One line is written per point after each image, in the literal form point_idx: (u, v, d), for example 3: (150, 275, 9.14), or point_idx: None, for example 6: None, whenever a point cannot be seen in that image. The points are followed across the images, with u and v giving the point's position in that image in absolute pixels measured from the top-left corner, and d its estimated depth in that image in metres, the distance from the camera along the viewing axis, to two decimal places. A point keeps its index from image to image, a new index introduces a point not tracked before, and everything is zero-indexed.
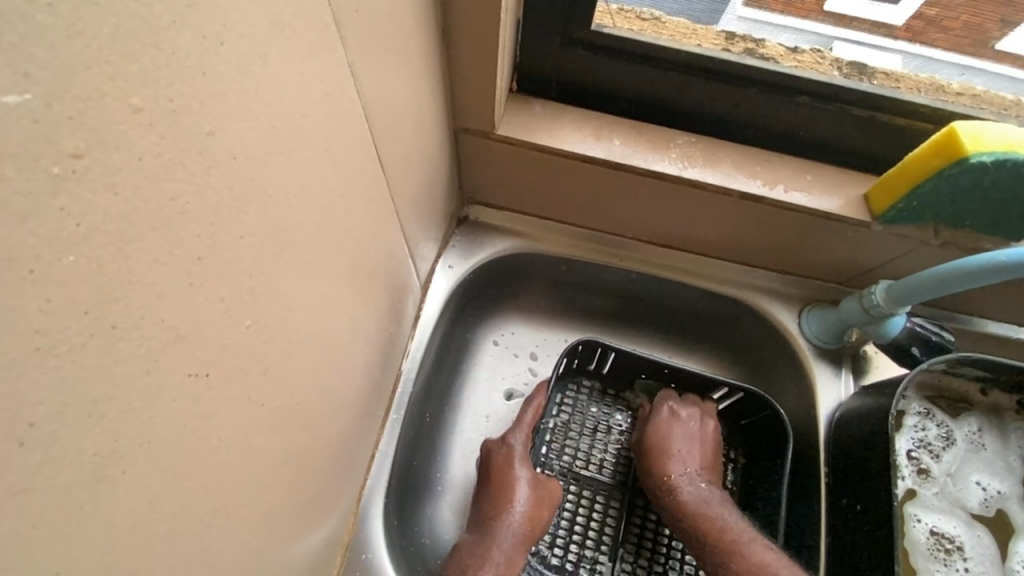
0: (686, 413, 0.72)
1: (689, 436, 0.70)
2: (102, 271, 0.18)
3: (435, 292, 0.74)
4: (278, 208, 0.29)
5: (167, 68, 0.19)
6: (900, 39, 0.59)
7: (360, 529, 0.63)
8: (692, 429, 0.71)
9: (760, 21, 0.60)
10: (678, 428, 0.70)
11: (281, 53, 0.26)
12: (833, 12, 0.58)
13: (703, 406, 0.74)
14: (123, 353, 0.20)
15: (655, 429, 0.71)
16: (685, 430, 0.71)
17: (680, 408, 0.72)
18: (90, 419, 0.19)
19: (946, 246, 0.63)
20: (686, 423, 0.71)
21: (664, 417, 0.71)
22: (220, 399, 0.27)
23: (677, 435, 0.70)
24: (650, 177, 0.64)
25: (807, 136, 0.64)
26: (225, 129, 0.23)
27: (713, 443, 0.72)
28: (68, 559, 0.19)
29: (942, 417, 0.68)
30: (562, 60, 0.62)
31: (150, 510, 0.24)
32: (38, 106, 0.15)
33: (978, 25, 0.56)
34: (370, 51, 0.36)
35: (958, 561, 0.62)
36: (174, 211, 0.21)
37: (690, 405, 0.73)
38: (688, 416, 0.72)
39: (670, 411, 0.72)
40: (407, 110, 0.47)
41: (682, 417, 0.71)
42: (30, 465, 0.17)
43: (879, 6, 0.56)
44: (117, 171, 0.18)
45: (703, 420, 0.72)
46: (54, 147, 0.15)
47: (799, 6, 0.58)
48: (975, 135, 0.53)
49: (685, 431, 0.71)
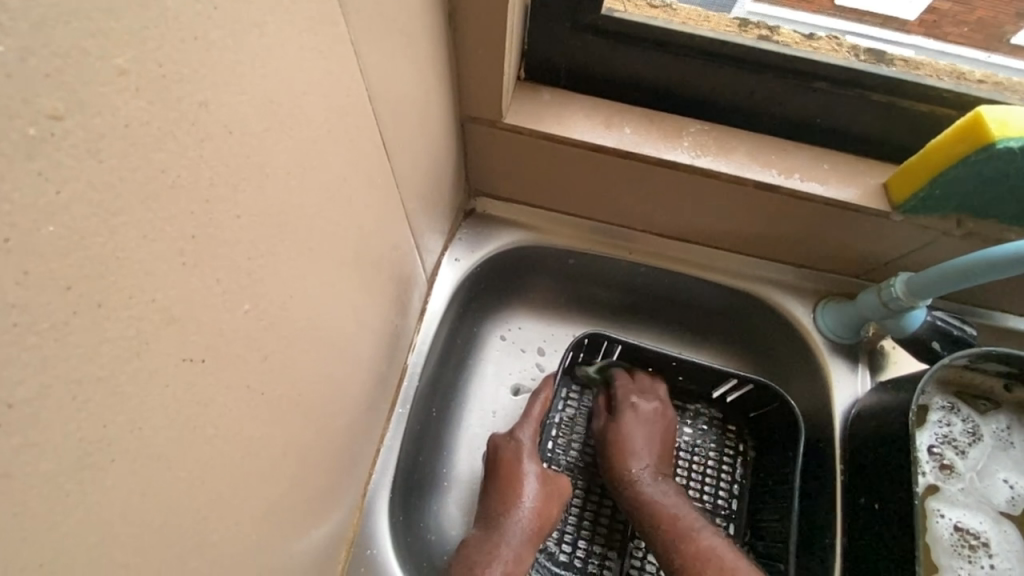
0: (644, 405, 0.70)
1: (648, 429, 0.69)
2: (85, 244, 0.17)
3: (442, 284, 0.72)
4: (277, 189, 0.28)
5: (155, 29, 0.18)
6: (915, 34, 0.58)
7: (365, 524, 0.62)
8: (652, 421, 0.69)
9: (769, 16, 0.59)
10: (640, 422, 0.69)
11: (279, 24, 0.24)
12: (844, 6, 0.58)
13: (659, 393, 0.72)
14: (110, 333, 0.19)
15: (619, 425, 0.68)
16: (647, 423, 0.69)
17: (641, 401, 0.70)
18: (75, 403, 0.18)
19: (968, 237, 0.61)
20: (646, 417, 0.69)
21: (628, 412, 0.69)
22: (217, 385, 0.26)
23: (638, 429, 0.68)
24: (662, 167, 0.63)
25: (823, 124, 0.62)
26: (219, 100, 0.22)
27: (668, 431, 0.70)
28: (54, 551, 0.18)
29: (968, 412, 0.66)
30: (570, 46, 0.60)
31: (143, 500, 0.23)
32: (11, 60, 0.14)
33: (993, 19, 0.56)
34: (373, 30, 0.35)
35: (982, 558, 0.61)
36: (165, 184, 0.20)
37: (651, 397, 0.71)
38: (647, 407, 0.70)
39: (631, 406, 0.69)
40: (413, 95, 0.46)
41: (643, 411, 0.69)
42: (9, 450, 0.16)
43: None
44: (100, 137, 0.17)
45: (661, 409, 0.71)
46: (28, 106, 0.14)
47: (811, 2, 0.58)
48: (1002, 120, 0.51)
49: (645, 424, 0.69)
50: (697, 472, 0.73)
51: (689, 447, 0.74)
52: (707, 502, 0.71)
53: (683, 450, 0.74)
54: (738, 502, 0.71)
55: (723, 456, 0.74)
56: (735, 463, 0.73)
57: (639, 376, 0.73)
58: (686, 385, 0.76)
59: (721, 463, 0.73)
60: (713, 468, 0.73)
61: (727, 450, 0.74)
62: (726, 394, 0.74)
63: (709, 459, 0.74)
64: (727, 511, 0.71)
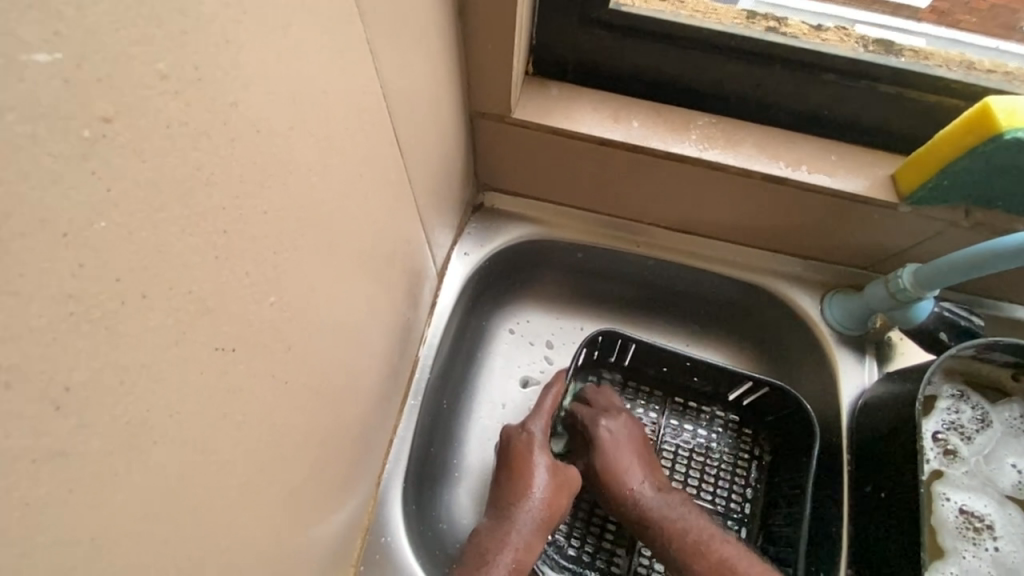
0: (617, 426, 0.68)
1: (629, 446, 0.67)
2: (132, 238, 0.18)
3: (452, 278, 0.74)
4: (299, 185, 0.29)
5: (192, 35, 0.19)
6: (924, 22, 0.58)
7: (379, 512, 0.64)
8: (628, 440, 0.68)
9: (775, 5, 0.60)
10: (621, 444, 0.67)
11: (301, 25, 0.25)
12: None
13: (626, 412, 0.71)
14: (152, 322, 0.20)
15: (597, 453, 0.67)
16: (626, 441, 0.68)
17: (610, 423, 0.68)
18: (122, 387, 0.19)
19: (976, 228, 0.62)
20: (621, 437, 0.68)
21: (607, 437, 0.67)
22: (246, 373, 0.27)
23: (619, 450, 0.67)
24: (670, 160, 0.63)
25: (831, 115, 0.63)
26: (248, 100, 0.23)
27: (647, 441, 0.70)
28: (102, 526, 0.20)
29: (977, 399, 0.66)
30: (578, 40, 0.61)
31: (181, 480, 0.24)
32: (68, 66, 0.15)
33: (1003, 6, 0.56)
34: (388, 28, 0.36)
35: (987, 540, 0.62)
36: (200, 181, 0.21)
37: (618, 416, 0.69)
38: (620, 428, 0.68)
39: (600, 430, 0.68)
40: (424, 92, 0.46)
41: (619, 432, 0.68)
42: (65, 429, 0.17)
43: None
44: (145, 137, 0.18)
45: (632, 426, 0.69)
46: (83, 110, 0.15)
47: None
48: (1010, 110, 0.52)
49: (622, 445, 0.67)
50: (711, 476, 0.73)
51: (703, 450, 0.74)
52: (720, 505, 0.72)
53: (698, 454, 0.74)
54: (751, 505, 0.72)
55: (737, 461, 0.74)
56: (750, 467, 0.74)
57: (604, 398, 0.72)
58: (700, 387, 0.76)
59: (736, 466, 0.74)
60: (728, 472, 0.73)
61: (743, 453, 0.74)
62: (742, 398, 0.75)
63: (723, 462, 0.74)
64: (740, 514, 0.71)
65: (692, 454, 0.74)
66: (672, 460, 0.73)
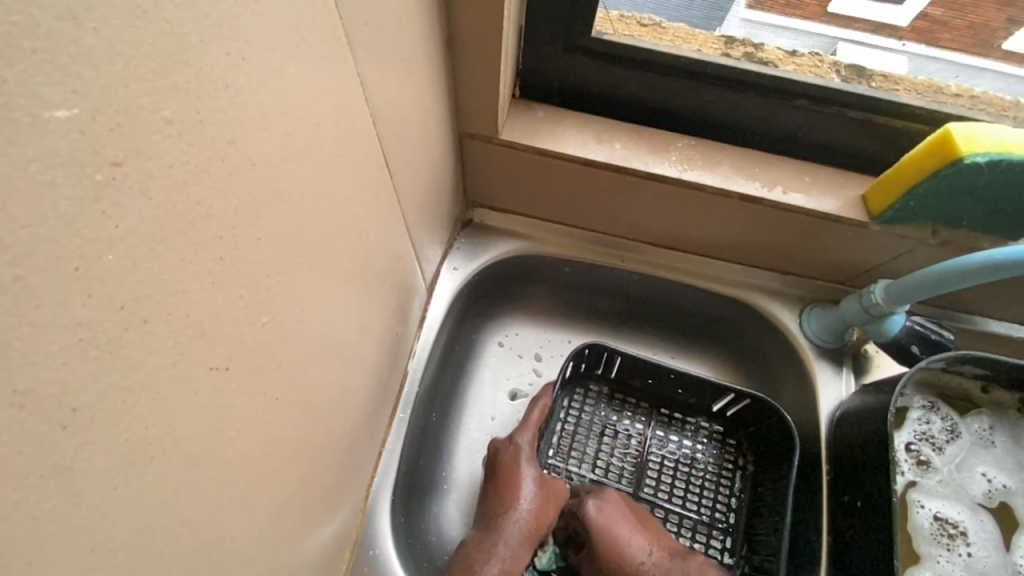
0: (608, 506, 0.66)
1: (624, 520, 0.66)
2: (136, 268, 0.20)
3: (441, 293, 0.75)
4: (292, 212, 0.30)
5: (195, 83, 0.21)
6: (902, 40, 0.60)
7: (367, 525, 0.65)
8: (621, 518, 0.66)
9: (760, 23, 0.61)
10: (619, 524, 0.65)
11: (296, 65, 0.27)
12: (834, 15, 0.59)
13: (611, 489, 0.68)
14: (153, 345, 0.21)
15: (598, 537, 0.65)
16: (621, 518, 0.66)
17: (599, 503, 0.66)
18: (123, 407, 0.21)
19: (943, 246, 0.64)
20: (614, 514, 0.66)
21: (604, 520, 0.65)
22: (239, 390, 0.29)
23: (616, 527, 0.65)
24: (652, 180, 0.65)
25: (804, 138, 0.65)
26: (245, 137, 0.24)
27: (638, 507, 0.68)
28: (103, 538, 0.21)
29: (947, 411, 0.69)
30: (563, 65, 0.63)
31: (175, 495, 0.25)
32: (84, 120, 0.16)
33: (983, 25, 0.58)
34: (378, 61, 0.38)
35: (961, 546, 0.64)
36: (200, 214, 0.22)
37: (602, 493, 0.67)
38: (610, 508, 0.66)
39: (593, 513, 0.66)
40: (414, 117, 0.48)
41: (611, 513, 0.66)
42: (72, 446, 0.19)
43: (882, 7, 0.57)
44: (150, 177, 0.19)
45: (621, 502, 0.67)
46: (96, 157, 0.17)
47: (803, 8, 0.59)
48: (970, 136, 0.54)
49: (618, 522, 0.65)
50: (696, 486, 0.74)
51: (689, 461, 0.76)
52: (705, 515, 0.73)
53: (684, 464, 0.76)
54: (735, 515, 0.73)
55: (722, 471, 0.76)
56: (734, 477, 0.75)
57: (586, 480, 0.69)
58: (685, 398, 0.78)
59: (721, 477, 0.75)
60: (713, 482, 0.75)
61: (727, 464, 0.76)
62: (726, 408, 0.76)
63: (708, 472, 0.75)
64: (725, 524, 0.73)
65: (678, 465, 0.75)
66: (658, 473, 0.74)
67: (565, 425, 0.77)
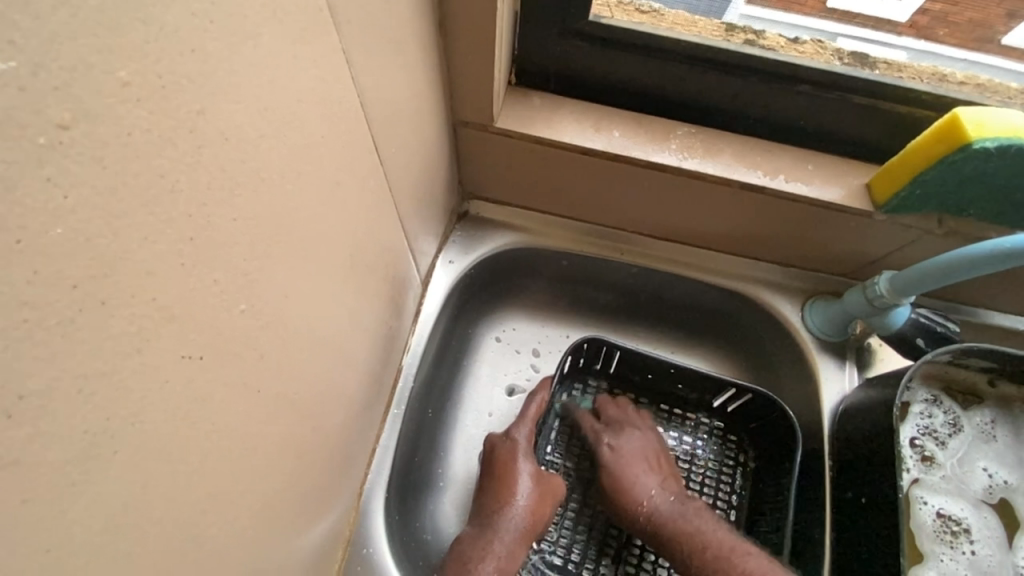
0: (627, 440, 0.70)
1: (639, 459, 0.68)
2: (90, 245, 0.18)
3: (435, 288, 0.74)
4: (271, 193, 0.29)
5: (155, 43, 0.19)
6: (905, 35, 0.60)
7: (361, 523, 0.63)
8: (637, 455, 0.69)
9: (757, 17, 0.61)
10: (630, 457, 0.68)
11: (273, 35, 0.26)
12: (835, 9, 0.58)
13: (637, 428, 0.72)
14: (114, 330, 0.20)
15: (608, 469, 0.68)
16: (637, 454, 0.69)
17: (615, 440, 0.70)
18: (80, 396, 0.19)
19: (949, 236, 0.63)
20: (628, 452, 0.69)
21: (618, 450, 0.69)
22: (215, 382, 0.27)
23: (627, 464, 0.68)
24: (651, 169, 0.64)
25: (808, 125, 0.64)
26: (215, 108, 0.23)
27: (660, 451, 0.70)
28: (60, 537, 0.20)
29: (950, 405, 0.67)
30: (560, 51, 0.62)
31: (144, 492, 0.23)
32: (23, 74, 0.15)
33: (982, 20, 0.57)
34: (365, 39, 0.36)
35: (964, 544, 0.63)
36: (164, 189, 0.21)
37: (623, 430, 0.71)
38: (630, 442, 0.70)
39: (609, 446, 0.69)
40: (405, 100, 0.47)
41: (628, 446, 0.69)
42: (19, 439, 0.17)
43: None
44: (105, 145, 0.18)
45: (643, 438, 0.71)
46: (38, 117, 0.15)
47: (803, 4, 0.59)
48: (978, 122, 0.53)
49: (630, 459, 0.68)
50: (697, 483, 0.74)
51: (689, 457, 0.75)
52: None
53: (684, 460, 0.75)
54: (736, 512, 0.72)
55: (723, 467, 0.74)
56: (735, 474, 0.74)
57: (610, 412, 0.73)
58: (685, 393, 0.77)
59: (721, 474, 0.74)
60: (713, 479, 0.74)
61: (727, 460, 0.75)
62: (726, 404, 0.75)
63: (708, 468, 0.75)
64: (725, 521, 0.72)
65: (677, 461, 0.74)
66: None
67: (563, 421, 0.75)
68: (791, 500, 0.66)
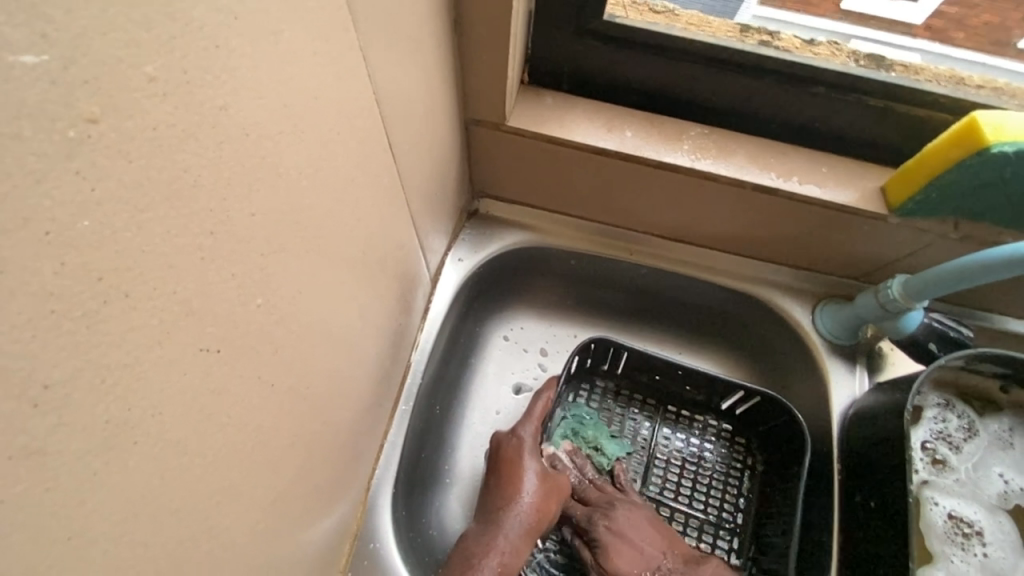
0: (620, 515, 0.66)
1: (637, 528, 0.65)
2: (116, 237, 0.18)
3: (445, 284, 0.74)
4: (288, 188, 0.29)
5: (181, 39, 0.19)
6: (921, 39, 0.59)
7: (368, 519, 0.63)
8: (636, 529, 0.65)
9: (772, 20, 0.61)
10: (631, 531, 0.65)
11: (293, 32, 0.26)
12: (851, 11, 0.59)
13: (622, 498, 0.68)
14: (136, 322, 0.20)
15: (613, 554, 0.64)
16: (635, 526, 0.65)
17: (606, 516, 0.66)
18: (102, 387, 0.19)
19: (964, 240, 0.62)
20: (624, 524, 0.65)
21: (616, 526, 0.65)
22: (231, 375, 0.27)
23: (628, 537, 0.65)
24: (662, 169, 0.64)
25: (821, 127, 0.63)
26: (238, 104, 0.23)
27: (649, 514, 0.66)
28: (81, 525, 0.20)
29: (964, 409, 0.67)
30: (573, 50, 0.62)
31: (161, 482, 0.24)
32: (56, 68, 0.15)
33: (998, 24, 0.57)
34: (382, 37, 0.36)
35: (976, 546, 0.62)
36: (186, 184, 0.21)
37: (609, 507, 0.67)
38: (623, 517, 0.66)
39: (606, 525, 0.66)
40: (419, 98, 0.47)
41: (624, 520, 0.65)
42: (44, 427, 0.17)
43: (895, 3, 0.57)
44: (131, 138, 0.18)
45: (636, 509, 0.67)
46: (69, 110, 0.16)
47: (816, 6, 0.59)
48: (996, 125, 0.52)
49: (627, 532, 0.65)
50: (703, 486, 0.73)
51: (696, 459, 0.74)
52: (712, 515, 0.71)
53: (691, 462, 0.74)
54: (744, 516, 0.71)
55: (730, 471, 0.74)
56: (742, 477, 0.74)
57: (591, 494, 0.69)
58: (693, 395, 0.76)
59: (729, 477, 0.74)
60: (721, 482, 0.73)
61: (736, 463, 0.74)
62: (734, 406, 0.75)
63: (716, 470, 0.74)
64: (732, 524, 0.71)
65: (685, 463, 0.74)
66: (664, 469, 0.73)
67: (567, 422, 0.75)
68: (798, 505, 0.66)
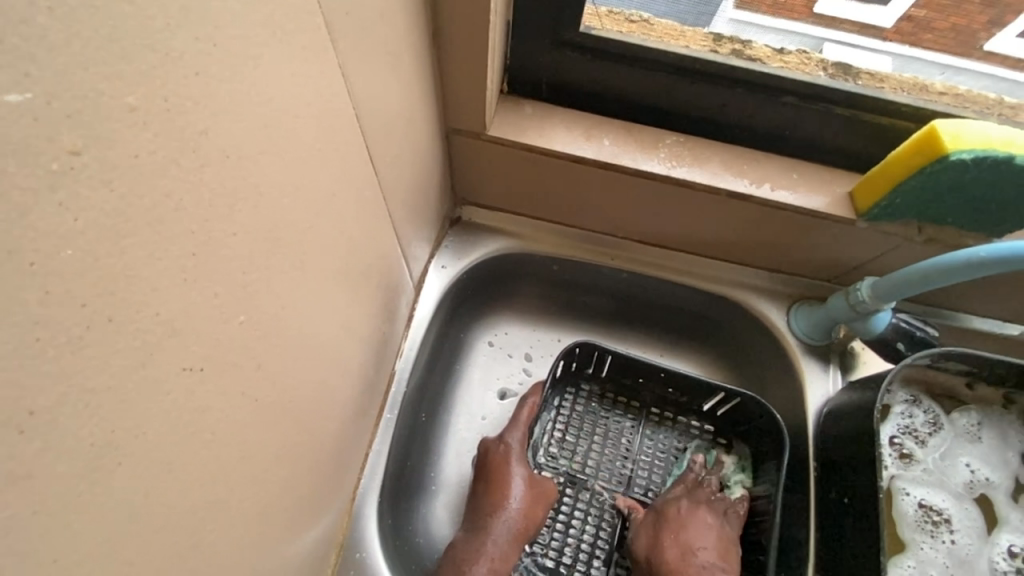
0: (698, 514, 0.67)
1: (703, 523, 0.67)
2: (99, 263, 0.19)
3: (428, 292, 0.74)
4: (270, 207, 0.29)
5: (162, 68, 0.20)
6: (891, 41, 0.61)
7: (354, 529, 0.64)
8: (701, 524, 0.66)
9: (746, 22, 0.61)
10: (677, 521, 0.66)
11: (273, 56, 0.26)
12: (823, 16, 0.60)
13: (713, 505, 0.69)
14: (118, 345, 0.20)
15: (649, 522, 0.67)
16: (693, 521, 0.66)
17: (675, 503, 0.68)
18: (88, 409, 0.20)
19: (929, 244, 0.65)
20: (693, 518, 0.67)
21: (665, 513, 0.67)
22: (214, 393, 0.27)
23: (680, 528, 0.66)
24: (640, 177, 0.65)
25: (792, 136, 0.66)
26: (218, 128, 0.23)
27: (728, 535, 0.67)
28: (67, 548, 0.20)
29: (930, 404, 0.69)
30: (552, 61, 0.63)
31: (147, 500, 0.24)
32: (38, 105, 0.16)
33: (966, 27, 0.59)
34: (361, 53, 0.37)
35: (944, 533, 0.65)
36: (169, 208, 0.21)
37: (692, 500, 0.69)
38: (697, 510, 0.68)
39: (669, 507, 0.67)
40: (399, 110, 0.48)
41: (681, 511, 0.67)
42: (30, 453, 0.18)
43: (868, 7, 0.58)
44: (114, 167, 0.18)
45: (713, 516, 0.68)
46: (53, 144, 0.16)
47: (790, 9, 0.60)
48: (955, 134, 0.54)
49: (692, 524, 0.66)
50: None
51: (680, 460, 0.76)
52: None
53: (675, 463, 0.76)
54: None
55: None
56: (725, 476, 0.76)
57: (691, 485, 0.70)
58: (676, 397, 0.78)
59: None
60: None
61: None
62: (716, 407, 0.76)
63: None
64: None
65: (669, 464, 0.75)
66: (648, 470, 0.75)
67: (552, 425, 0.76)
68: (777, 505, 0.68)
